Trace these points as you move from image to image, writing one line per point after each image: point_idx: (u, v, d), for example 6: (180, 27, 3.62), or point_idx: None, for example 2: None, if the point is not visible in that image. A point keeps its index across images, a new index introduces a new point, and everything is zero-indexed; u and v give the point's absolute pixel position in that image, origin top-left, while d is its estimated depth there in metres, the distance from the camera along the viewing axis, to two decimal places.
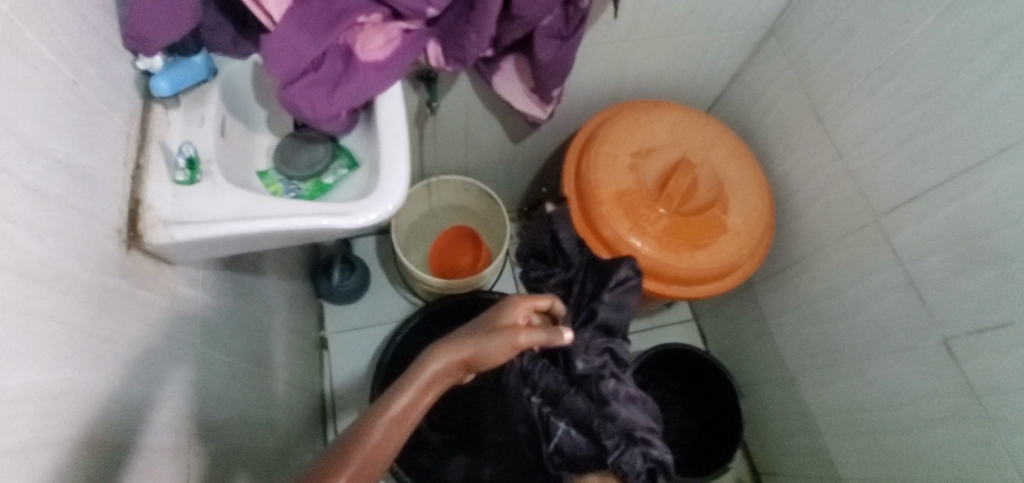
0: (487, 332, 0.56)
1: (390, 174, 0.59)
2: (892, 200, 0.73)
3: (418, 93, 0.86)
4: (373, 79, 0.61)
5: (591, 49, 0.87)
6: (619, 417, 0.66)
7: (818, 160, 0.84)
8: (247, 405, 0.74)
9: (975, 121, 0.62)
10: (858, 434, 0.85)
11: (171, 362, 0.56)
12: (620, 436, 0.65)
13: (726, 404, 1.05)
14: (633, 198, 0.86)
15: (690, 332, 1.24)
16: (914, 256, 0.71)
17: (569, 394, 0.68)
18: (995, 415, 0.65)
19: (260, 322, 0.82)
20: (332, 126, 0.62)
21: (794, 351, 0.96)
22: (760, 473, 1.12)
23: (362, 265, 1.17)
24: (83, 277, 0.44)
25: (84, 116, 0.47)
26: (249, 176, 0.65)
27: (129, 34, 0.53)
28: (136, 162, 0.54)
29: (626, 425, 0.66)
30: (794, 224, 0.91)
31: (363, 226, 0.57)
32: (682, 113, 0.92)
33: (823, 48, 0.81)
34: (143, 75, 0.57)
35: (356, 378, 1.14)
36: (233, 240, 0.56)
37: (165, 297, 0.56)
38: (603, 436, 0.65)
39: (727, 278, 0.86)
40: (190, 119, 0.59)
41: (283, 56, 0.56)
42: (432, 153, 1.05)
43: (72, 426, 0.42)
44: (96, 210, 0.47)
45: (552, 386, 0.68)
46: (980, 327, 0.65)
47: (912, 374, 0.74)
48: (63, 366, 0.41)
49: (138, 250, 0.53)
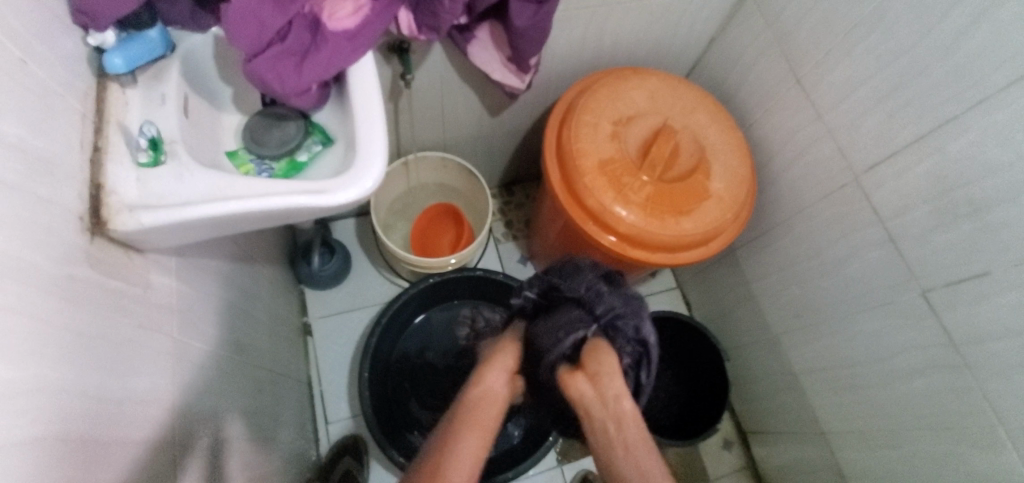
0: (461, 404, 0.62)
1: (367, 147, 0.57)
2: (869, 158, 0.74)
3: (391, 66, 0.83)
4: (345, 50, 0.59)
5: (567, 16, 0.85)
6: (637, 332, 0.66)
7: (797, 122, 0.85)
8: (232, 394, 0.72)
9: (948, 75, 0.63)
10: (840, 388, 0.88)
11: (150, 355, 0.54)
12: (631, 346, 0.65)
13: (711, 367, 1.07)
14: (616, 166, 0.85)
15: (674, 299, 1.26)
16: (893, 213, 0.73)
17: (600, 306, 0.66)
18: (970, 361, 0.67)
19: (241, 309, 0.80)
20: (303, 101, 0.60)
21: (776, 311, 0.98)
22: (746, 431, 1.16)
23: (343, 248, 1.15)
24: (48, 269, 0.42)
25: (36, 97, 0.44)
26: (217, 157, 0.62)
27: (78, 9, 0.49)
28: (95, 145, 0.51)
29: (641, 342, 0.66)
30: (774, 187, 0.92)
31: (342, 204, 0.54)
32: (662, 79, 0.91)
33: (798, 8, 0.80)
34: (96, 51, 0.53)
35: (344, 362, 1.13)
36: (205, 224, 0.53)
37: (138, 286, 0.53)
38: (615, 338, 0.65)
39: (711, 243, 0.87)
40: (150, 98, 0.56)
41: (247, 26, 0.52)
42: (409, 129, 1.03)
43: (51, 422, 0.40)
44: (55, 197, 0.44)
45: (582, 285, 0.68)
46: (955, 277, 0.67)
47: (892, 326, 0.76)
48: (33, 361, 0.39)
49: (104, 237, 0.50)
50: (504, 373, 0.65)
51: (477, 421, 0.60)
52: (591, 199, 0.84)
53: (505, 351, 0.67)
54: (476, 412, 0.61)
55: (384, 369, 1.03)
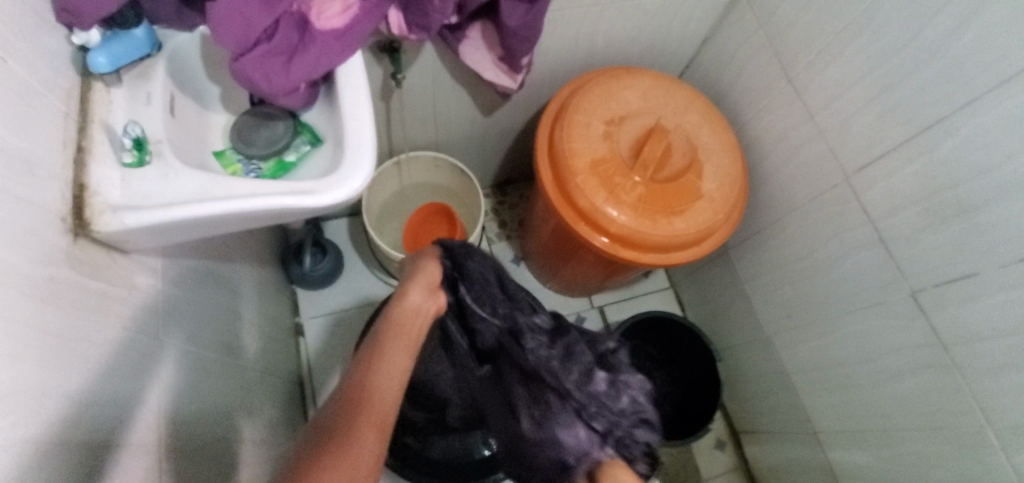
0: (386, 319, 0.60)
1: (355, 148, 0.57)
2: (860, 158, 0.74)
3: (382, 65, 0.83)
4: (333, 49, 0.58)
5: (559, 15, 0.84)
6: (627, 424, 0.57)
7: (789, 122, 0.84)
8: (218, 395, 0.71)
9: (938, 76, 0.63)
10: (831, 387, 0.88)
11: (133, 357, 0.53)
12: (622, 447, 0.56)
13: (704, 367, 1.07)
14: (608, 166, 0.85)
15: (668, 299, 1.26)
16: (883, 213, 0.73)
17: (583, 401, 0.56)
18: (959, 361, 0.68)
19: (229, 310, 0.79)
20: (291, 101, 0.59)
21: (768, 311, 0.98)
22: (738, 431, 1.16)
23: (335, 248, 1.14)
24: (28, 270, 0.41)
25: (18, 96, 0.43)
26: (204, 157, 0.62)
27: (61, 8, 0.48)
28: (78, 145, 0.50)
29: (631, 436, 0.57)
30: (767, 187, 0.92)
31: (330, 205, 0.54)
32: (654, 79, 0.91)
33: (791, 8, 0.80)
34: (80, 50, 0.52)
35: (336, 362, 1.12)
36: (191, 225, 0.52)
37: (122, 288, 0.53)
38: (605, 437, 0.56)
39: (703, 244, 0.87)
40: (136, 98, 0.55)
41: (233, 24, 0.52)
42: (400, 128, 1.02)
43: (33, 425, 0.39)
44: (36, 197, 0.44)
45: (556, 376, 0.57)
46: (945, 278, 0.67)
47: (883, 326, 0.76)
48: (10, 364, 0.38)
49: (87, 238, 0.49)
50: (426, 290, 0.63)
51: (401, 334, 0.58)
52: (583, 200, 0.84)
53: (429, 258, 0.67)
54: (399, 324, 0.60)
55: None
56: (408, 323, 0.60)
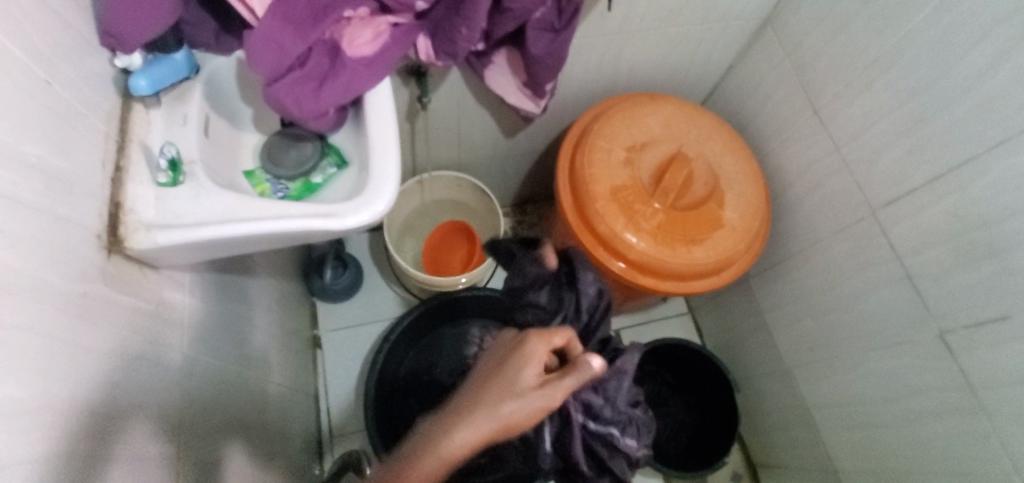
0: (478, 388, 0.52)
1: (378, 173, 0.58)
2: (887, 193, 0.73)
3: (409, 88, 0.85)
4: (362, 75, 0.60)
5: (584, 42, 0.85)
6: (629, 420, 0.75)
7: (814, 154, 0.84)
8: (240, 410, 0.72)
9: (965, 114, 0.62)
10: (854, 426, 0.85)
11: (161, 371, 0.55)
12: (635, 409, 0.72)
13: (723, 395, 1.04)
14: (628, 193, 0.85)
15: (686, 326, 1.24)
16: (911, 250, 0.71)
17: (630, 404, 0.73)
18: (988, 406, 0.65)
19: (252, 322, 0.80)
20: (320, 124, 0.61)
21: (789, 343, 0.96)
22: (756, 465, 1.13)
23: (355, 262, 1.16)
24: (61, 286, 0.43)
25: (57, 116, 0.45)
26: (234, 176, 0.63)
27: (107, 32, 0.51)
28: (117, 163, 0.53)
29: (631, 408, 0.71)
30: (789, 217, 0.91)
31: (354, 228, 0.55)
32: (676, 106, 0.91)
33: (818, 38, 0.80)
34: (123, 73, 0.55)
35: (352, 376, 1.13)
36: (218, 244, 0.54)
37: (151, 303, 0.54)
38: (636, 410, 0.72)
39: (723, 272, 0.86)
40: (172, 118, 0.57)
41: (268, 52, 0.54)
42: (424, 149, 1.04)
43: (59, 438, 0.41)
44: (74, 215, 0.46)
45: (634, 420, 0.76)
46: (974, 319, 0.65)
47: (909, 365, 0.74)
48: (41, 379, 0.40)
49: (121, 254, 0.51)
50: (500, 407, 0.49)
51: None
52: (603, 226, 0.84)
53: (538, 341, 0.54)
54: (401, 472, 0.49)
55: (391, 384, 1.02)
56: (505, 395, 0.50)
